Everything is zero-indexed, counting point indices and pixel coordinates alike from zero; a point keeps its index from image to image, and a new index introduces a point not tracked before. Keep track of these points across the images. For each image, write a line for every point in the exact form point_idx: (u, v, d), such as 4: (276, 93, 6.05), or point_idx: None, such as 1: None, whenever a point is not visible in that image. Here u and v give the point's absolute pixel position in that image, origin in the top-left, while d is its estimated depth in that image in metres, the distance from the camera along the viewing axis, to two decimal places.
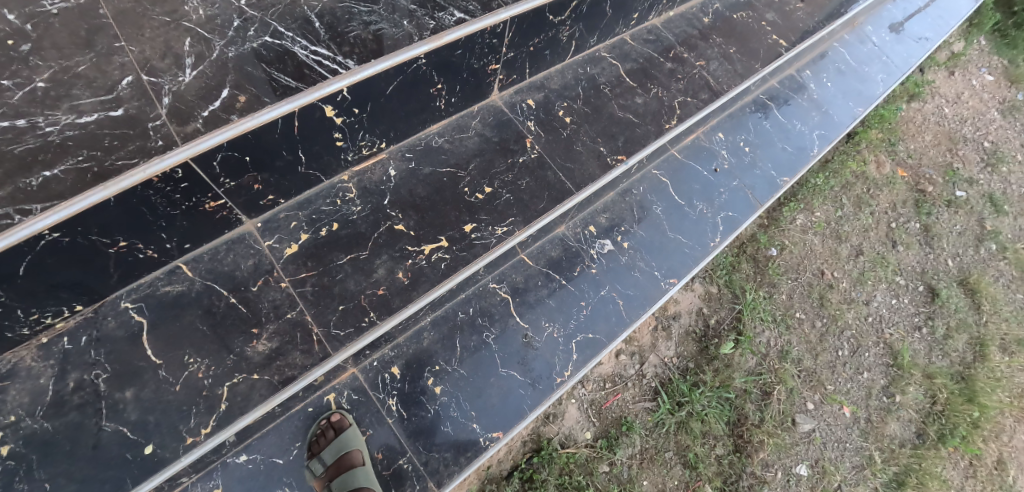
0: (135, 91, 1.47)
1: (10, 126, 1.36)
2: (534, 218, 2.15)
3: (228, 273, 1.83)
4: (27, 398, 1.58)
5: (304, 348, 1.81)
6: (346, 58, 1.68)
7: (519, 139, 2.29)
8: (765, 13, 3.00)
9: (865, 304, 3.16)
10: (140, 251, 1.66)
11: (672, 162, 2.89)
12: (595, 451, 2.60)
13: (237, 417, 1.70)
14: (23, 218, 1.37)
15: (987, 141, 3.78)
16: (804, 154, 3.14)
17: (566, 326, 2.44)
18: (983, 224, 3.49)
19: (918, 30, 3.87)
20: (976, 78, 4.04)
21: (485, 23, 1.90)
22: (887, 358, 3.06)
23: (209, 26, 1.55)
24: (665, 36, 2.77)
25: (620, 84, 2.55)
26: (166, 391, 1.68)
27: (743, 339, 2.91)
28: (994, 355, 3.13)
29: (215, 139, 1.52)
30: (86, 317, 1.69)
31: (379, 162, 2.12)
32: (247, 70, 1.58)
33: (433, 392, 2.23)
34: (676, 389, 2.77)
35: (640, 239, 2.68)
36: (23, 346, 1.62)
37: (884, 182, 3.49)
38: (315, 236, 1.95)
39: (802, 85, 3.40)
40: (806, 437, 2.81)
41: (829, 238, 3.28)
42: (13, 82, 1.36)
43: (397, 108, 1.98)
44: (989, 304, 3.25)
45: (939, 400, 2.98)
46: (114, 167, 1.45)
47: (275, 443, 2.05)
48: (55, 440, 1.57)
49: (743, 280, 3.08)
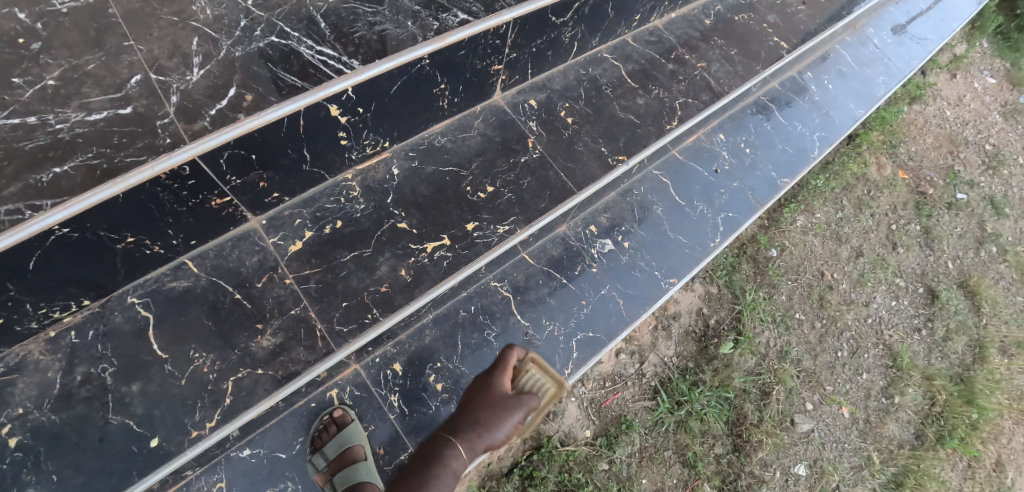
0: (144, 89, 1.49)
1: (21, 123, 1.38)
2: (536, 217, 2.17)
3: (233, 269, 1.86)
4: (35, 391, 1.61)
5: (308, 343, 1.84)
6: (351, 58, 1.71)
7: (521, 138, 2.31)
8: (767, 15, 3.02)
9: (865, 305, 3.18)
10: (147, 247, 1.69)
11: (673, 163, 2.91)
12: (595, 449, 2.62)
13: (241, 411, 1.73)
14: (34, 213, 1.38)
15: (988, 144, 3.79)
16: (805, 155, 3.16)
17: (566, 324, 2.47)
18: (984, 226, 3.50)
19: (919, 32, 3.89)
20: (979, 81, 4.05)
21: (489, 24, 1.92)
22: (886, 359, 3.07)
23: (217, 25, 1.58)
24: (667, 37, 2.79)
25: (622, 85, 2.57)
26: (172, 385, 1.70)
27: (743, 339, 2.93)
28: (994, 357, 3.15)
29: (223, 137, 1.54)
30: (93, 311, 1.71)
31: (382, 160, 2.14)
32: (253, 69, 1.60)
33: (435, 388, 2.25)
34: (676, 388, 2.79)
35: (640, 238, 2.70)
36: (32, 340, 1.65)
37: (885, 184, 3.51)
38: (319, 233, 1.97)
39: (803, 86, 3.41)
40: (805, 436, 2.83)
41: (829, 239, 3.30)
42: (24, 80, 1.38)
43: (400, 107, 1.99)
44: (989, 306, 3.26)
45: (938, 401, 3.00)
46: (123, 164, 1.47)
47: (278, 438, 2.07)
48: (62, 432, 1.60)
49: (743, 281, 3.10)
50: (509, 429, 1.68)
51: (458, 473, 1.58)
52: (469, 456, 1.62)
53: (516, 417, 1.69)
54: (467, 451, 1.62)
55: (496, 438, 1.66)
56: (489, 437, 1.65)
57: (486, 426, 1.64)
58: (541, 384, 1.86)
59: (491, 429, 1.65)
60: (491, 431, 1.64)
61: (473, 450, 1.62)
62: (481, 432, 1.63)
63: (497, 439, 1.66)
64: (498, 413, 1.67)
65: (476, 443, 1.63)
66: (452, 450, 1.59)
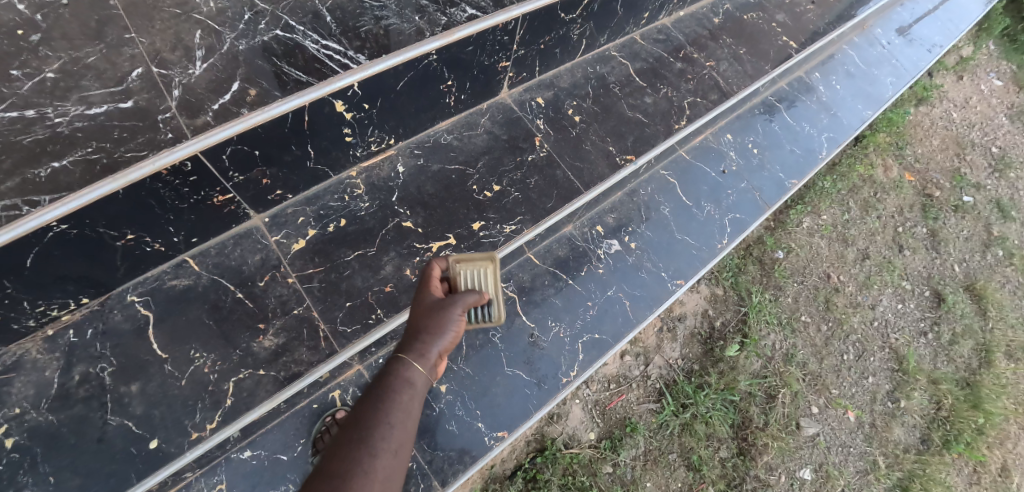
0: (146, 83, 1.46)
1: (19, 116, 1.35)
2: (543, 217, 2.14)
3: (235, 267, 1.82)
4: (32, 390, 1.57)
5: (311, 344, 1.81)
6: (357, 53, 1.67)
7: (527, 137, 2.28)
8: (776, 14, 2.98)
9: (871, 308, 3.14)
10: (147, 244, 1.66)
11: (680, 163, 2.87)
12: (599, 451, 2.59)
13: (243, 413, 1.70)
14: (32, 209, 1.35)
15: (995, 146, 3.76)
16: (813, 156, 3.13)
17: (572, 325, 2.43)
18: (991, 229, 3.47)
19: (927, 33, 3.86)
20: (985, 83, 4.02)
21: (498, 19, 1.88)
22: (892, 363, 3.04)
23: (220, 18, 1.55)
24: (675, 35, 2.75)
25: (629, 84, 2.53)
26: (172, 386, 1.67)
27: (749, 342, 2.89)
28: (1000, 362, 3.12)
29: (226, 132, 1.50)
30: (92, 310, 1.68)
31: (387, 158, 2.10)
32: (257, 63, 1.56)
33: (439, 390, 2.22)
34: (681, 390, 2.76)
35: (647, 239, 2.67)
36: (30, 338, 1.62)
37: (892, 185, 3.47)
38: (323, 232, 1.94)
39: (811, 86, 3.37)
40: (810, 440, 2.80)
41: (836, 241, 3.27)
42: (23, 72, 1.35)
43: (406, 104, 1.96)
44: (996, 310, 3.23)
45: (944, 406, 2.97)
46: (123, 159, 1.42)
47: (279, 440, 2.02)
48: (59, 433, 1.56)
49: (749, 283, 3.07)
50: (451, 327, 1.39)
51: (417, 403, 1.28)
52: (420, 379, 1.31)
53: (456, 311, 1.41)
54: (415, 373, 1.30)
55: (442, 346, 1.37)
56: (431, 348, 1.35)
57: (422, 336, 1.35)
58: (479, 270, 1.59)
59: (429, 338, 1.36)
60: (430, 338, 1.36)
61: (422, 366, 1.32)
62: (419, 342, 1.35)
63: (444, 347, 1.38)
64: (431, 316, 1.39)
65: (420, 357, 1.33)
66: (394, 377, 1.28)
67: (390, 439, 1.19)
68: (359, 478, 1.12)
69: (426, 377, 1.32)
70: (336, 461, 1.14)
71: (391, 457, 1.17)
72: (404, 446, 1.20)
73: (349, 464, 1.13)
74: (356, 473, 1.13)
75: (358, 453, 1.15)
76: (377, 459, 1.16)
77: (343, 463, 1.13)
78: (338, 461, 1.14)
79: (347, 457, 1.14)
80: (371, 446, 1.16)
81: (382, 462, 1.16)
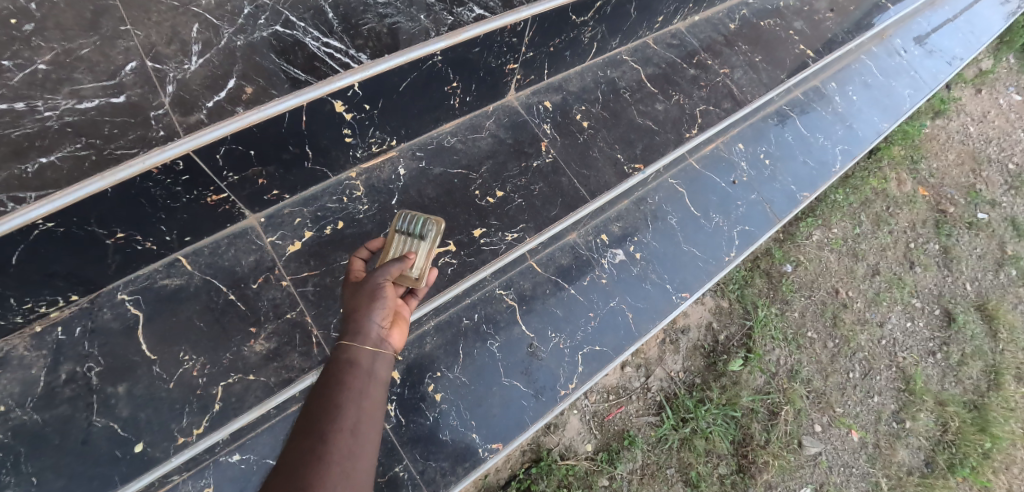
0: (140, 77, 1.40)
1: (8, 109, 1.30)
2: (545, 225, 2.09)
3: (229, 268, 1.78)
4: (18, 388, 1.54)
5: (303, 349, 1.78)
6: (358, 52, 1.61)
7: (533, 142, 2.22)
8: (793, 21, 2.90)
9: (879, 325, 3.07)
10: (139, 243, 1.62)
11: (689, 172, 2.79)
12: (595, 464, 2.54)
13: (231, 418, 1.66)
14: (17, 206, 1.31)
15: (1013, 162, 3.67)
16: (825, 169, 3.06)
17: (573, 336, 2.38)
18: (1005, 248, 3.39)
19: (946, 44, 3.77)
20: (1005, 97, 3.92)
21: (507, 20, 1.82)
22: (899, 383, 2.97)
23: (219, 11, 1.48)
24: (689, 41, 2.68)
25: (640, 89, 2.47)
26: (160, 388, 1.63)
27: (753, 357, 2.83)
28: (1009, 385, 3.04)
29: (219, 132, 1.46)
30: (81, 307, 1.64)
31: (389, 159, 2.06)
32: (256, 60, 1.51)
33: (433, 398, 2.17)
34: (681, 404, 2.70)
35: (652, 249, 2.61)
36: (17, 334, 1.58)
37: (905, 200, 3.40)
38: (319, 234, 1.90)
39: (826, 96, 3.29)
40: (811, 460, 2.74)
41: (845, 256, 3.20)
42: (14, 63, 1.29)
43: (408, 105, 1.91)
44: (1007, 331, 3.15)
45: (951, 428, 2.90)
46: (113, 156, 1.39)
47: (269, 444, 1.98)
48: (44, 433, 1.53)
49: (755, 296, 3.00)
50: (382, 293, 1.33)
51: (368, 376, 1.22)
52: (363, 356, 1.23)
53: (381, 279, 1.35)
54: (355, 352, 1.23)
55: (379, 314, 1.30)
56: (367, 321, 1.28)
57: (351, 317, 1.29)
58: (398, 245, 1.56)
59: (358, 315, 1.28)
60: (360, 314, 1.29)
61: (360, 341, 1.24)
62: (351, 321, 1.28)
63: (382, 315, 1.30)
64: (356, 294, 1.33)
65: (356, 335, 1.25)
66: (333, 364, 1.22)
67: (343, 417, 1.12)
68: (318, 461, 1.05)
69: (369, 352, 1.24)
70: (291, 451, 1.07)
71: (349, 435, 1.10)
72: (363, 420, 1.14)
73: (304, 450, 1.06)
74: (315, 455, 1.05)
75: (312, 438, 1.08)
76: (335, 439, 1.08)
77: (299, 450, 1.06)
78: (295, 449, 1.07)
79: (300, 445, 1.07)
80: (324, 429, 1.09)
81: (341, 442, 1.09)
